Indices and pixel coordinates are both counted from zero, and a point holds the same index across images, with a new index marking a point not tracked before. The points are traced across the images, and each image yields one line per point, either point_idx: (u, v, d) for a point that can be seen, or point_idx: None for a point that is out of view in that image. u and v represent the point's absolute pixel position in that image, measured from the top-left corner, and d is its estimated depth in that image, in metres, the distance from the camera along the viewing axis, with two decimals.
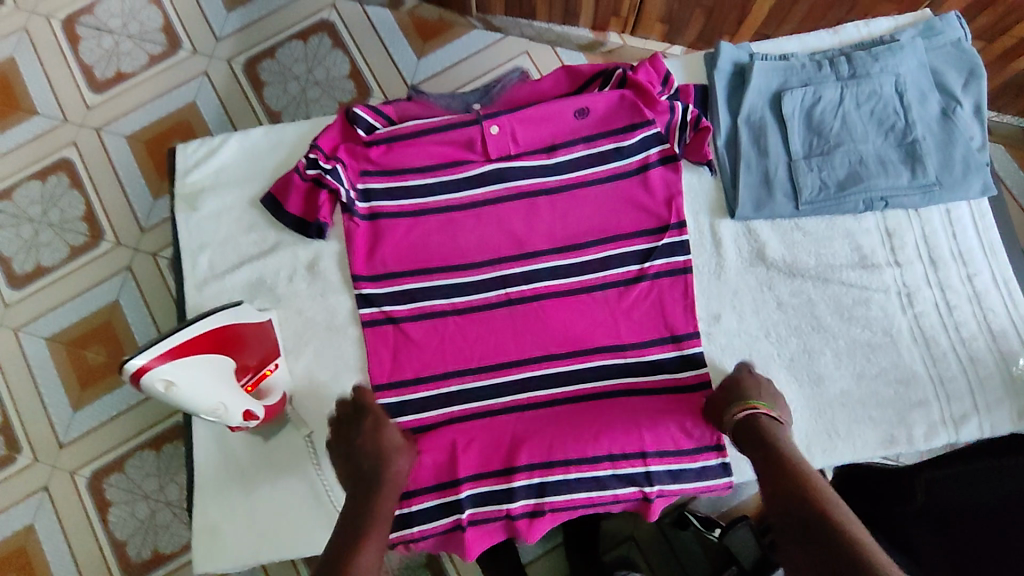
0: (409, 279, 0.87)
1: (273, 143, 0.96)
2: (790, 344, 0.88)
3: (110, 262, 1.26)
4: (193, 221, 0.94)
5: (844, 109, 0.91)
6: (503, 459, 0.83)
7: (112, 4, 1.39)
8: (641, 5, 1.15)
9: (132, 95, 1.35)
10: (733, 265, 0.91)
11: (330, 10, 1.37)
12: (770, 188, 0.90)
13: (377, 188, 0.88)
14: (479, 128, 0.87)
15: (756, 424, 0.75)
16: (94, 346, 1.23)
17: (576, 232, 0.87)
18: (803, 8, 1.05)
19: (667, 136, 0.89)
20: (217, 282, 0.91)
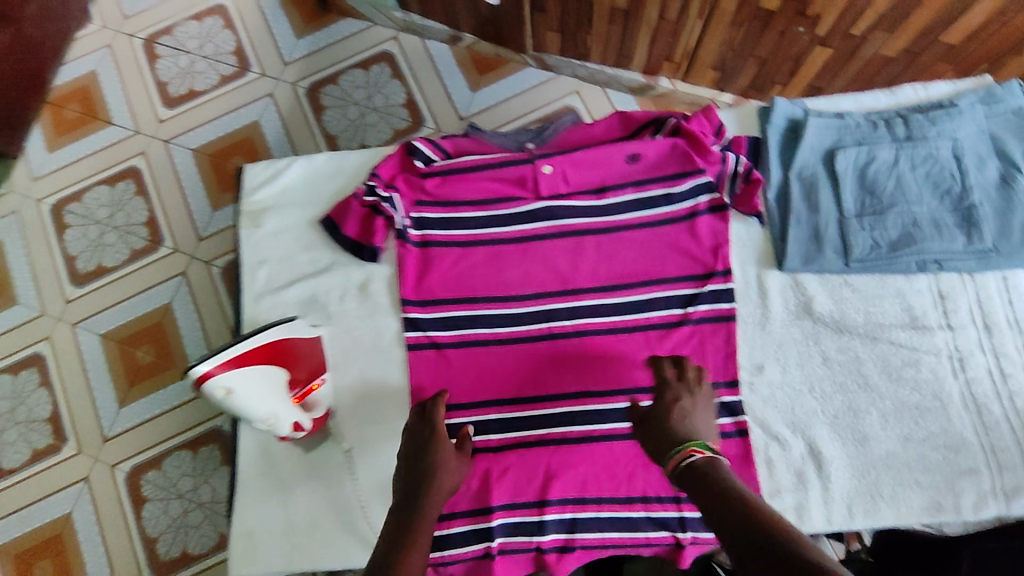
0: (455, 307, 0.89)
1: (334, 169, 1.00)
2: (835, 402, 0.87)
3: (167, 267, 1.33)
4: (256, 237, 0.97)
5: (898, 170, 0.90)
6: (536, 492, 0.84)
7: (191, 26, 1.49)
8: (695, 52, 1.17)
9: (201, 112, 1.43)
10: (779, 316, 0.90)
11: (392, 42, 1.43)
12: (820, 243, 0.90)
13: (430, 217, 0.91)
14: (532, 167, 0.89)
15: (697, 464, 0.67)
16: (145, 346, 1.29)
17: (622, 274, 0.89)
18: (856, 65, 1.07)
19: (717, 185, 0.90)
20: (274, 296, 0.94)
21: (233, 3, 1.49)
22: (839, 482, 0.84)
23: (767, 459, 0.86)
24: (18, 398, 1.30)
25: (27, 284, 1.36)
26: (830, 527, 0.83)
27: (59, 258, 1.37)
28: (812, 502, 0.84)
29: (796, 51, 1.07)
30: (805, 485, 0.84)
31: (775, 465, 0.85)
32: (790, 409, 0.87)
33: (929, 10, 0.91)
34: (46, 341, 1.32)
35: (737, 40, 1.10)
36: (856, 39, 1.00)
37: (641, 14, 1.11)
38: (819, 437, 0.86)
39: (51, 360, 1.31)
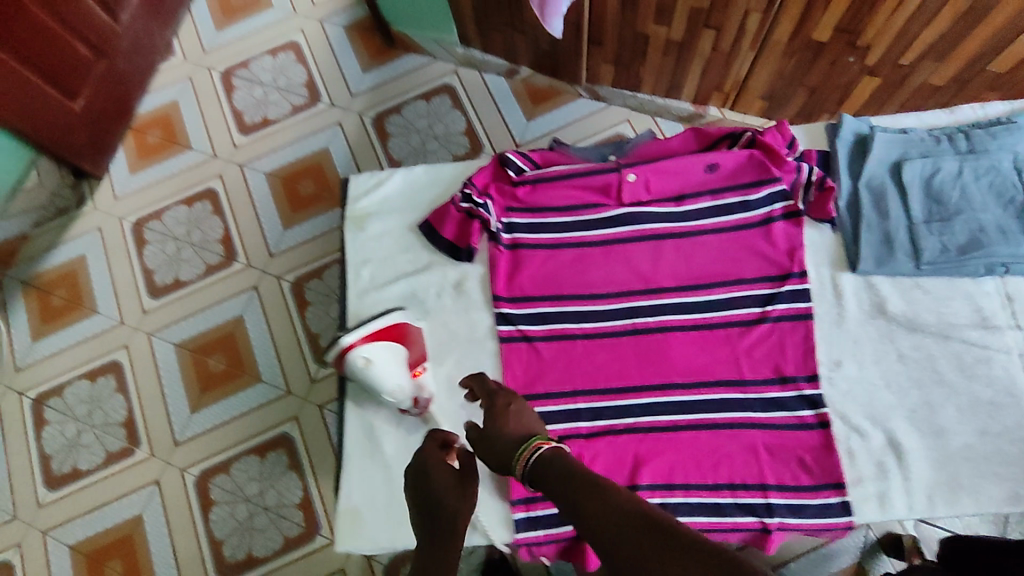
0: (543, 303, 0.95)
1: (432, 178, 1.07)
2: (912, 396, 0.90)
3: (240, 281, 1.41)
4: (360, 239, 1.04)
5: (963, 180, 0.94)
6: (627, 477, 0.86)
7: (265, 60, 1.60)
8: (744, 83, 1.25)
9: (275, 138, 1.53)
10: (854, 315, 0.94)
11: (452, 76, 1.53)
12: (891, 247, 0.94)
13: (520, 222, 0.98)
14: (617, 175, 0.96)
15: (542, 459, 0.70)
16: (217, 355, 1.36)
17: (701, 274, 0.93)
18: (904, 93, 1.13)
19: (792, 193, 0.95)
20: (377, 292, 1.01)
21: (304, 38, 1.60)
22: (919, 471, 0.87)
23: (847, 449, 0.89)
24: (95, 403, 1.37)
25: (108, 295, 1.44)
26: (913, 514, 0.86)
27: (138, 271, 1.45)
28: (893, 490, 0.87)
29: (845, 80, 1.15)
30: (886, 475, 0.87)
31: (856, 454, 0.88)
32: (868, 403, 0.90)
33: (978, 39, 0.98)
34: (123, 349, 1.40)
35: (789, 70, 1.17)
36: (905, 69, 1.08)
37: (695, 47, 1.19)
38: (898, 430, 0.89)
39: (128, 367, 1.38)
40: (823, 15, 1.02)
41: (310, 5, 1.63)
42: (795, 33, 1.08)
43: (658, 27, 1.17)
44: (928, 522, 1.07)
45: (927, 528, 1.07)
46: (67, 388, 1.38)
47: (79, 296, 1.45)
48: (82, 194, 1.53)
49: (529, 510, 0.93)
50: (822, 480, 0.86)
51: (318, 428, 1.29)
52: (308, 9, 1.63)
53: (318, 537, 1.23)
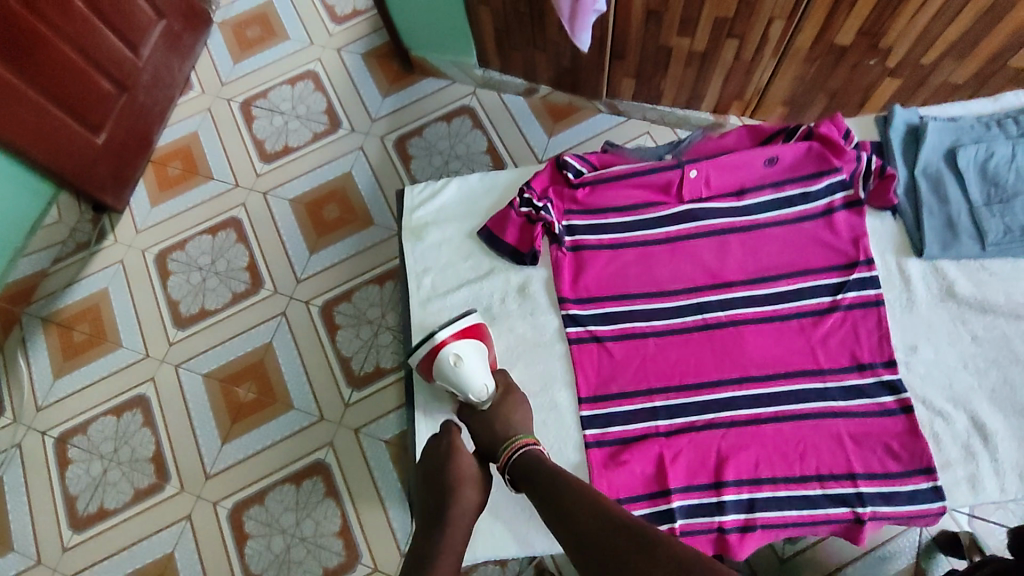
0: (612, 303, 0.95)
1: (486, 187, 1.07)
2: (990, 376, 0.90)
3: (268, 308, 1.39)
4: (419, 249, 1.04)
5: (1019, 163, 0.94)
6: (711, 474, 0.86)
7: (285, 90, 1.62)
8: (765, 90, 1.27)
9: (298, 165, 1.53)
10: (924, 299, 0.94)
11: (471, 97, 1.55)
12: (955, 232, 0.95)
13: (581, 224, 0.98)
14: (678, 172, 0.94)
15: (526, 456, 0.83)
16: (247, 383, 1.33)
17: (769, 266, 0.93)
18: (926, 92, 1.16)
19: (851, 183, 0.94)
20: (441, 300, 1.01)
21: (322, 67, 1.63)
22: (1007, 452, 0.86)
23: (933, 433, 0.88)
24: (122, 439, 1.33)
25: (131, 327, 1.42)
26: (1006, 495, 0.86)
27: (162, 302, 1.44)
28: (983, 471, 0.86)
29: (867, 83, 1.17)
30: (974, 457, 0.87)
31: (942, 438, 0.88)
32: (948, 385, 0.90)
33: (1000, 35, 1.00)
34: (149, 382, 1.37)
35: (810, 76, 1.20)
36: (925, 68, 1.11)
37: (717, 57, 1.22)
38: (981, 411, 0.89)
39: (154, 401, 1.35)
40: (846, 20, 1.05)
41: (327, 35, 1.67)
42: (818, 39, 1.11)
43: (681, 38, 1.20)
44: (981, 517, 1.04)
45: (980, 523, 1.04)
46: (93, 424, 1.35)
47: (102, 330, 1.42)
48: (103, 228, 1.52)
49: None
50: (912, 467, 0.85)
51: (355, 453, 1.26)
52: (325, 39, 1.67)
53: (360, 566, 1.19)
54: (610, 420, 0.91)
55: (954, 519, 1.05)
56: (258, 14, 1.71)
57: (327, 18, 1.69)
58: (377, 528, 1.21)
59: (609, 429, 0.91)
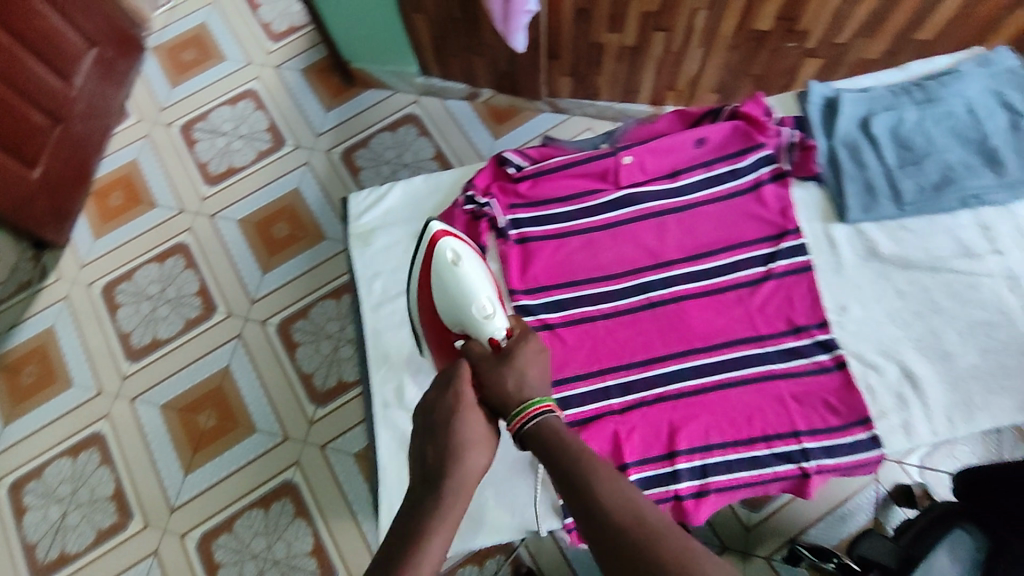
0: (559, 290, 0.97)
1: (431, 188, 1.11)
2: (915, 327, 0.94)
3: (222, 331, 1.37)
4: (367, 254, 1.09)
5: (925, 127, 0.99)
6: (665, 445, 0.88)
7: (225, 111, 1.61)
8: (697, 79, 1.33)
9: (243, 185, 1.51)
10: (850, 261, 0.99)
11: (415, 105, 1.57)
12: (873, 194, 0.99)
13: (525, 217, 1.00)
14: (614, 160, 0.99)
15: (543, 429, 0.70)
16: (207, 411, 1.31)
17: (705, 242, 0.97)
18: (843, 70, 1.22)
19: (776, 156, 1.00)
20: (392, 303, 1.05)
21: (262, 85, 1.62)
22: (935, 396, 0.91)
23: (865, 386, 0.93)
24: (79, 481, 1.29)
25: (82, 365, 1.37)
26: (937, 435, 0.90)
27: (112, 336, 1.39)
28: (915, 417, 0.91)
29: (788, 65, 1.24)
30: (906, 404, 0.91)
31: (875, 388, 0.92)
32: (877, 340, 0.95)
33: (905, 11, 1.07)
34: (104, 419, 1.32)
35: (735, 62, 1.25)
36: (840, 47, 1.17)
37: (648, 50, 1.27)
38: (909, 360, 0.93)
39: (111, 438, 1.31)
40: (764, 6, 1.11)
41: (265, 53, 1.66)
42: (739, 27, 1.16)
43: (611, 34, 1.25)
44: (931, 466, 1.09)
45: (931, 473, 1.09)
46: (47, 467, 1.30)
47: (51, 370, 1.37)
48: (44, 266, 1.47)
49: None
50: (851, 419, 0.89)
51: (322, 470, 1.24)
52: (262, 57, 1.65)
53: None
54: (567, 403, 0.92)
55: (905, 471, 1.10)
56: (193, 36, 1.69)
57: (263, 36, 1.68)
58: (350, 542, 1.19)
59: (565, 412, 0.92)
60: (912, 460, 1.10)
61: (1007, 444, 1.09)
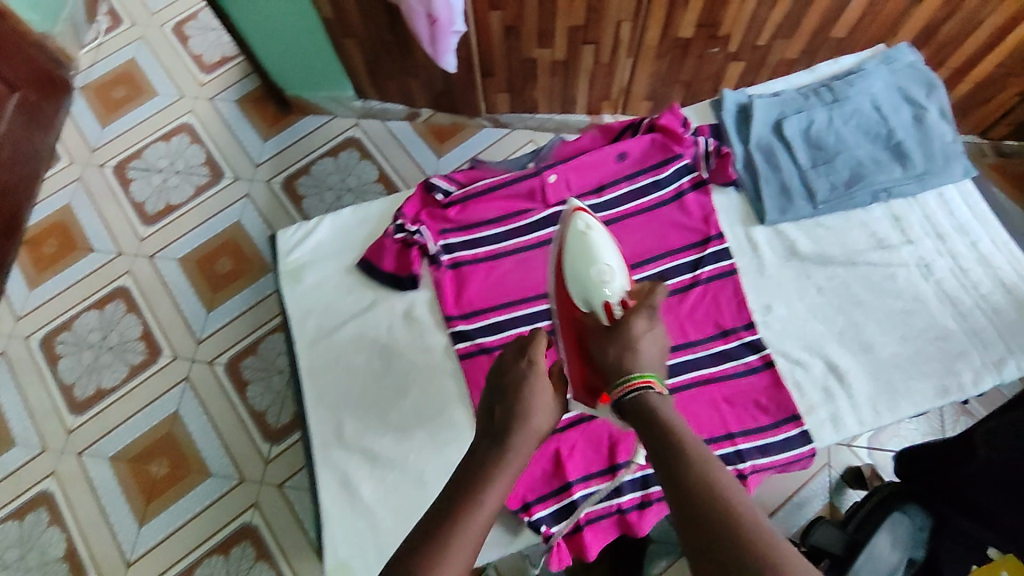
0: (494, 313, 0.89)
1: (361, 219, 0.99)
2: (837, 321, 0.89)
3: (170, 375, 1.33)
4: (299, 293, 0.95)
5: (835, 126, 0.95)
6: (605, 460, 0.86)
7: (159, 147, 1.57)
8: (629, 88, 1.36)
9: (182, 223, 1.48)
10: (772, 261, 0.93)
11: (355, 128, 1.55)
12: (789, 195, 0.94)
13: (457, 242, 0.93)
14: (539, 178, 0.94)
15: (642, 405, 0.64)
16: (158, 459, 1.27)
17: (634, 253, 0.93)
18: (766, 72, 1.27)
19: (695, 165, 0.96)
20: (328, 340, 0.91)
21: (196, 118, 1.59)
22: (860, 387, 0.85)
23: (793, 383, 0.86)
24: (27, 544, 1.23)
25: (24, 422, 1.32)
26: (864, 426, 0.84)
27: (54, 389, 1.34)
28: (843, 410, 0.85)
29: (714, 69, 1.27)
30: (833, 398, 0.85)
31: (803, 385, 0.86)
32: (805, 338, 0.89)
33: (815, 14, 1.11)
34: (51, 476, 1.27)
35: (664, 69, 1.29)
36: (761, 49, 1.21)
37: (579, 63, 1.29)
38: (834, 356, 0.87)
39: (59, 495, 1.26)
40: (684, 14, 1.14)
41: (197, 86, 1.62)
42: (663, 35, 1.20)
43: (542, 50, 1.27)
44: (879, 446, 1.14)
45: (880, 453, 1.14)
46: None
47: None
48: None
49: (527, 515, 0.84)
50: (783, 417, 0.85)
51: (282, 509, 1.22)
52: (195, 90, 1.62)
53: None
54: None
55: (855, 454, 1.15)
56: (122, 73, 1.65)
57: (195, 68, 1.65)
58: None
59: None
60: (861, 442, 1.15)
61: (947, 419, 1.16)
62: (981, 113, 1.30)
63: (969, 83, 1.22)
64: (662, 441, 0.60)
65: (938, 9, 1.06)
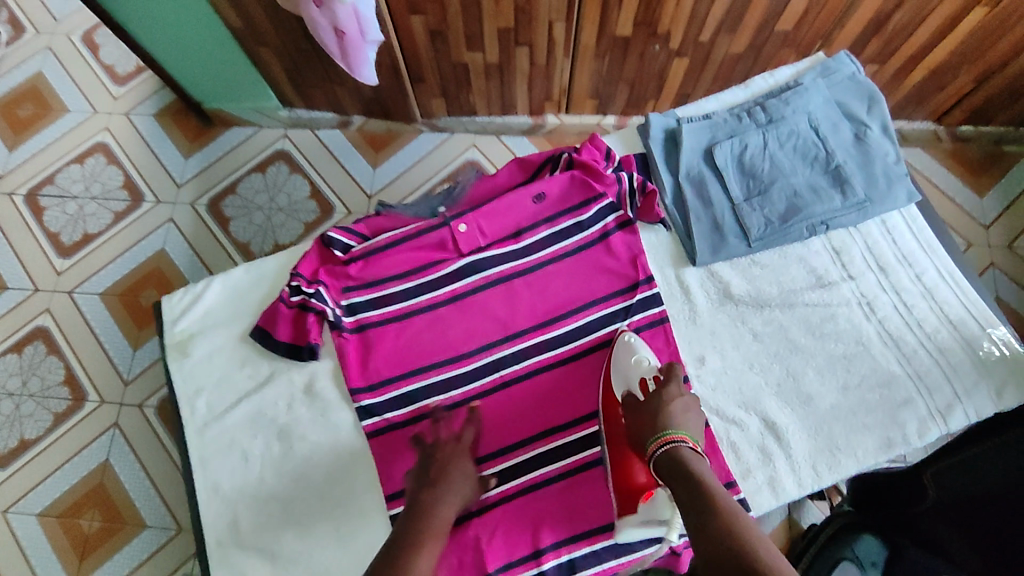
0: (406, 381, 0.84)
1: (254, 280, 0.92)
2: (774, 370, 0.84)
3: (98, 421, 1.25)
4: (186, 367, 0.87)
5: (770, 151, 0.90)
6: (529, 544, 0.79)
7: (73, 170, 1.45)
8: (570, 89, 1.28)
9: (101, 254, 1.38)
10: (704, 307, 0.88)
11: (284, 139, 1.44)
12: (721, 233, 0.89)
13: (362, 301, 0.87)
14: (448, 229, 0.87)
15: (676, 459, 0.70)
16: (90, 513, 1.20)
17: (555, 304, 0.87)
18: (712, 68, 1.18)
19: (620, 204, 0.89)
20: (218, 423, 0.85)
21: (112, 137, 1.47)
22: (800, 445, 0.80)
23: (728, 443, 0.81)
24: None
25: None
26: (803, 489, 0.80)
27: None
28: (780, 470, 0.80)
29: (658, 68, 1.19)
30: (771, 457, 0.81)
31: (739, 446, 0.81)
32: (740, 391, 0.84)
33: (758, 10, 1.02)
34: None
35: (605, 70, 1.21)
36: (705, 46, 1.12)
37: (514, 64, 1.19)
38: (771, 410, 0.83)
39: None
40: (620, 13, 1.05)
41: (110, 100, 1.49)
42: (599, 34, 1.10)
43: (472, 53, 1.16)
44: None
45: None
46: None
47: None
48: None
49: None
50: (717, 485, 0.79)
51: None
52: (108, 104, 1.49)
53: None
54: None
55: None
56: (28, 88, 1.51)
57: (106, 81, 1.51)
58: None
59: None
60: None
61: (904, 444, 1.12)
62: (935, 101, 1.24)
63: (925, 72, 1.15)
64: (697, 495, 0.65)
65: (884, 2, 0.99)
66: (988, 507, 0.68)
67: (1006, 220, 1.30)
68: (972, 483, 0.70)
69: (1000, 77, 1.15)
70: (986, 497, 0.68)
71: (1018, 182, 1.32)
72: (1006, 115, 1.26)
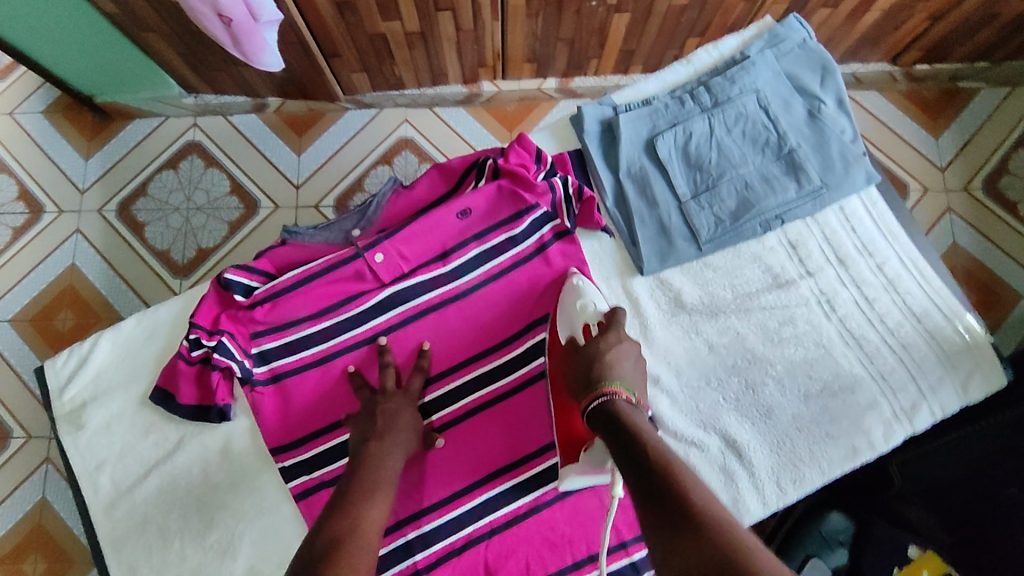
0: (331, 436, 0.73)
1: (149, 331, 0.80)
2: (732, 384, 0.77)
3: (27, 459, 1.15)
4: (83, 441, 0.77)
5: (717, 138, 0.81)
6: None
7: None
8: (505, 51, 1.16)
9: (4, 276, 1.23)
10: (655, 320, 0.80)
11: (193, 129, 1.29)
12: (668, 236, 0.81)
13: (274, 347, 0.75)
14: (363, 260, 0.75)
15: (612, 413, 0.60)
16: (33, 556, 1.12)
17: (493, 331, 0.76)
18: (657, 21, 1.06)
19: (555, 213, 0.79)
20: (128, 501, 0.74)
21: None
22: (763, 464, 0.73)
23: None
24: None
25: None
26: (768, 509, 0.73)
27: None
28: (743, 492, 0.73)
29: (598, 24, 1.07)
30: (733, 478, 0.74)
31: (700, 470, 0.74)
32: (697, 411, 0.76)
33: None
34: None
35: (540, 29, 1.09)
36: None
37: (438, 32, 1.07)
38: (730, 427, 0.76)
39: None
40: None
41: None
42: None
43: (389, 23, 1.03)
44: None
45: None
46: None
47: None
48: None
49: None
50: None
51: None
52: None
53: None
54: None
55: None
56: None
57: None
58: None
59: None
60: None
61: None
62: (891, 41, 1.16)
63: (879, 12, 1.07)
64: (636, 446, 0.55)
65: None
66: (955, 490, 0.68)
67: (963, 162, 1.26)
68: (940, 470, 0.71)
69: (958, 13, 1.07)
70: (955, 481, 0.68)
71: (975, 121, 1.28)
72: (965, 50, 1.19)
